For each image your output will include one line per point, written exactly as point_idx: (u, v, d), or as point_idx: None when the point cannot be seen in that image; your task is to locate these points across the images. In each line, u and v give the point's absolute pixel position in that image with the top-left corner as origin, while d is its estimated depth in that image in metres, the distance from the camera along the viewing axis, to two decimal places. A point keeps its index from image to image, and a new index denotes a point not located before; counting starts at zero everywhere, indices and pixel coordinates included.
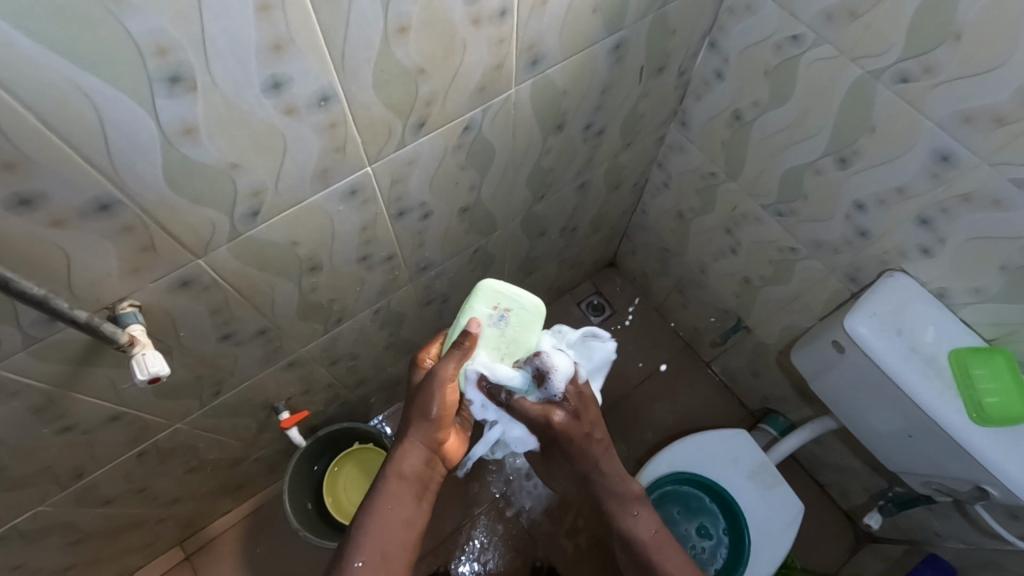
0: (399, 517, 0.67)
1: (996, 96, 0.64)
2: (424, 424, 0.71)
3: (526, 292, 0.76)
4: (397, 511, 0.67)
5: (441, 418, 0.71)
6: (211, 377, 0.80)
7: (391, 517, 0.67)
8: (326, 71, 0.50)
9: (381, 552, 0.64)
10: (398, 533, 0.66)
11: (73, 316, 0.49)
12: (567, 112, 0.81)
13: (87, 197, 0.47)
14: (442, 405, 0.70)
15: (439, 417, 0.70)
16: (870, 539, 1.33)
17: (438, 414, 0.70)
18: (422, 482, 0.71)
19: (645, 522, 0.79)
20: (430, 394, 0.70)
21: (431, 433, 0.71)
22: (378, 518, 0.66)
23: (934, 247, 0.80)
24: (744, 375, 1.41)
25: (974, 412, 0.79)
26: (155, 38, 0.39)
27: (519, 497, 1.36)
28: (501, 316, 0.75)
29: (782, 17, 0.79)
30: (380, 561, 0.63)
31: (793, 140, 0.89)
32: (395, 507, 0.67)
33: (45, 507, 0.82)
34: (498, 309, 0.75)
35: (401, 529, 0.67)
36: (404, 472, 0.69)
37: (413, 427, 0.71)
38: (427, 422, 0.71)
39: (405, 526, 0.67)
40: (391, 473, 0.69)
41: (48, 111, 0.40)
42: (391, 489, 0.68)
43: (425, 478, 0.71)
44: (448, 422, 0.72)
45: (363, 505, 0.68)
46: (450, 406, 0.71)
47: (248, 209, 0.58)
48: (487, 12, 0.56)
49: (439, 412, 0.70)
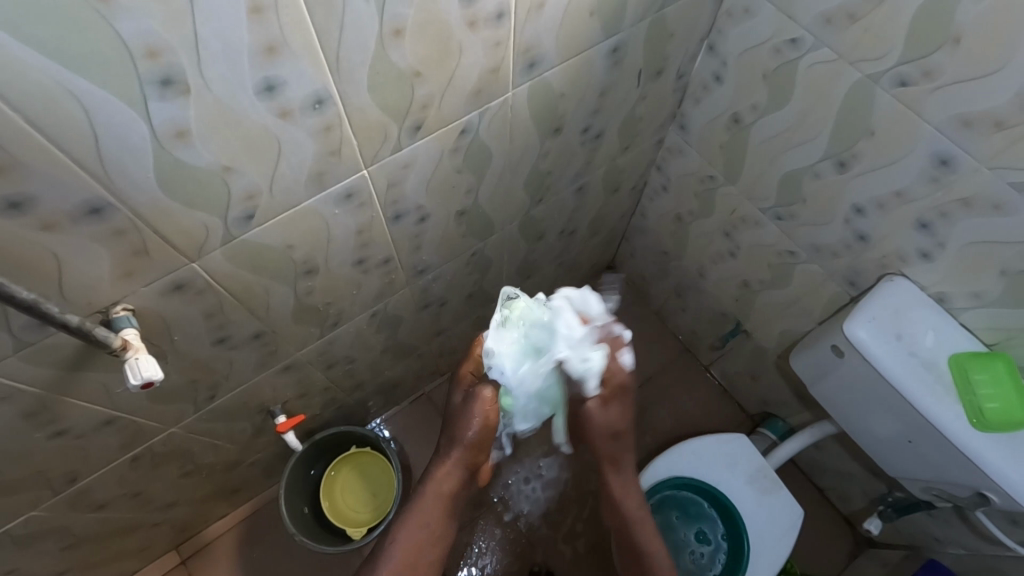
0: (429, 521, 0.78)
1: (995, 100, 0.63)
2: (461, 449, 0.76)
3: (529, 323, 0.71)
4: (428, 515, 0.78)
5: (474, 448, 0.75)
6: (206, 381, 0.80)
7: (416, 531, 0.78)
8: (321, 74, 0.49)
9: (404, 559, 0.77)
10: (428, 531, 0.79)
11: (65, 321, 0.49)
12: (565, 115, 0.81)
13: (78, 201, 0.46)
14: (477, 435, 0.74)
15: (473, 444, 0.75)
16: (870, 544, 1.33)
17: (471, 445, 0.75)
18: (455, 494, 0.79)
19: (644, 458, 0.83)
20: (466, 428, 0.74)
21: (467, 458, 0.76)
22: (407, 531, 0.78)
23: (933, 251, 0.80)
24: (743, 379, 1.40)
25: (974, 418, 0.79)
26: (146, 40, 0.39)
27: (517, 501, 1.35)
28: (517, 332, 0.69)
29: (780, 21, 0.79)
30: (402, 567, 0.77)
31: (791, 143, 0.89)
32: (425, 513, 0.78)
33: (38, 511, 0.81)
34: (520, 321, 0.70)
35: (421, 540, 0.78)
36: (435, 489, 0.78)
37: (449, 453, 0.77)
38: (464, 449, 0.76)
39: (428, 537, 0.79)
40: (427, 485, 0.78)
41: (37, 113, 0.40)
42: (425, 500, 0.78)
43: (456, 494, 0.79)
44: (483, 450, 0.76)
45: (404, 503, 0.80)
46: (485, 436, 0.75)
47: (242, 213, 0.57)
48: (483, 15, 0.56)
49: (471, 445, 0.75)
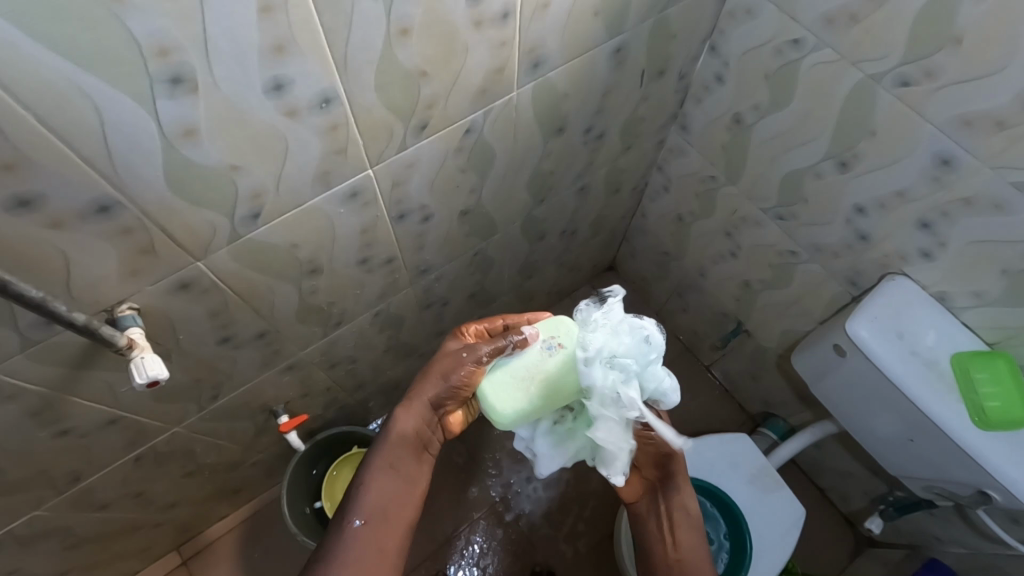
0: (396, 478, 0.73)
1: (996, 101, 0.64)
2: (437, 387, 0.74)
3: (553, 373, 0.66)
4: (394, 469, 0.73)
5: (461, 388, 0.73)
6: (209, 380, 0.80)
7: (389, 476, 0.72)
8: (328, 73, 0.50)
9: (379, 513, 0.70)
10: (392, 494, 0.72)
11: (72, 319, 0.49)
12: (568, 115, 0.81)
13: (88, 198, 0.46)
14: (464, 379, 0.71)
15: (458, 387, 0.72)
16: (870, 544, 1.33)
17: (459, 385, 0.72)
18: (421, 441, 0.76)
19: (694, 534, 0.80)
20: (455, 368, 0.72)
21: (440, 398, 0.75)
22: (377, 478, 0.72)
23: (934, 250, 0.80)
24: (744, 379, 1.41)
25: (975, 415, 0.79)
26: (157, 39, 0.39)
27: (518, 501, 1.36)
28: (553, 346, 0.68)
29: (783, 21, 0.79)
30: (379, 521, 0.69)
31: (793, 144, 0.89)
32: (394, 466, 0.73)
33: (41, 511, 0.81)
34: (556, 341, 0.68)
35: (397, 489, 0.72)
36: (404, 433, 0.75)
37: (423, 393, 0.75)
38: (441, 387, 0.74)
39: (403, 487, 0.73)
40: (391, 433, 0.74)
41: (49, 112, 0.40)
42: (389, 449, 0.74)
43: (424, 438, 0.77)
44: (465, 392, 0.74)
45: (365, 462, 0.74)
46: (475, 381, 0.72)
47: (249, 211, 0.57)
48: (489, 15, 0.56)
49: (458, 386, 0.72)
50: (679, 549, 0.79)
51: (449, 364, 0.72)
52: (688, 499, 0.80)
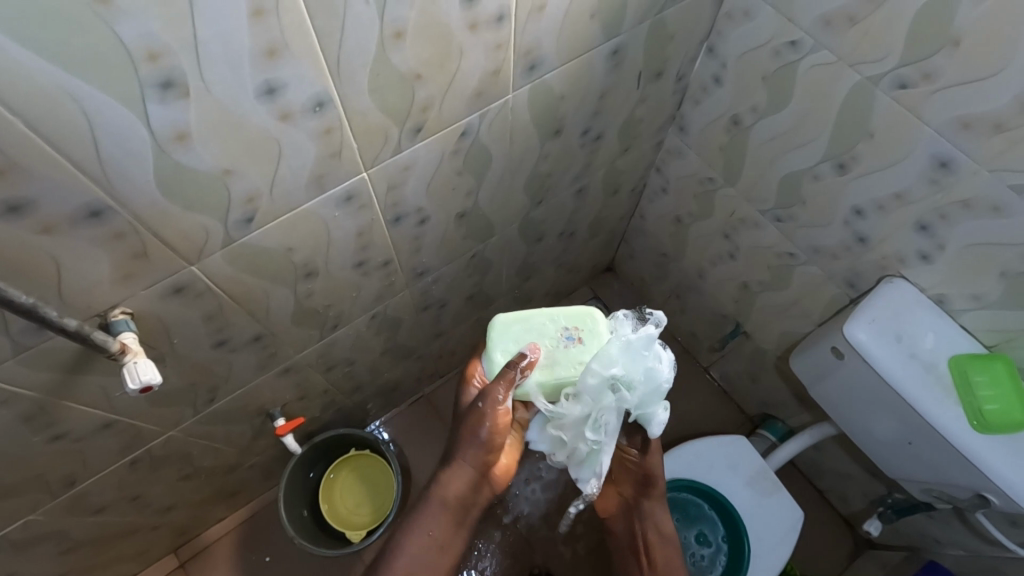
0: (433, 543, 0.74)
1: (995, 103, 0.63)
2: (472, 448, 0.72)
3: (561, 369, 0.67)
4: (432, 533, 0.74)
5: (490, 442, 0.72)
6: (205, 384, 0.80)
7: (426, 541, 0.73)
8: (321, 77, 0.49)
9: None
10: (428, 560, 0.73)
11: (63, 325, 0.49)
12: (565, 117, 0.81)
13: (79, 203, 0.46)
14: (493, 428, 0.70)
15: (488, 440, 0.71)
16: (869, 545, 1.33)
17: (488, 439, 0.71)
18: (463, 506, 0.75)
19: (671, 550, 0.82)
20: (480, 421, 0.70)
21: (478, 458, 0.73)
22: (413, 544, 0.73)
23: (933, 252, 0.80)
24: (743, 380, 1.40)
25: (974, 419, 0.79)
26: (147, 42, 0.39)
27: (517, 503, 1.34)
28: (575, 336, 0.68)
29: (780, 23, 0.79)
30: None
31: (791, 146, 0.89)
32: (430, 532, 0.74)
33: (36, 515, 0.81)
34: (575, 331, 0.68)
35: (434, 553, 0.73)
36: (443, 496, 0.73)
37: (460, 452, 0.73)
38: (476, 448, 0.72)
39: (439, 550, 0.74)
40: (430, 497, 0.74)
41: (38, 116, 0.39)
42: (428, 514, 0.74)
43: (467, 501, 0.75)
44: (496, 444, 0.72)
45: (404, 526, 0.74)
46: (500, 431, 0.71)
47: (243, 215, 0.57)
48: (484, 17, 0.56)
49: (487, 441, 0.71)
50: (654, 569, 0.81)
51: (476, 419, 0.70)
52: (661, 521, 0.82)
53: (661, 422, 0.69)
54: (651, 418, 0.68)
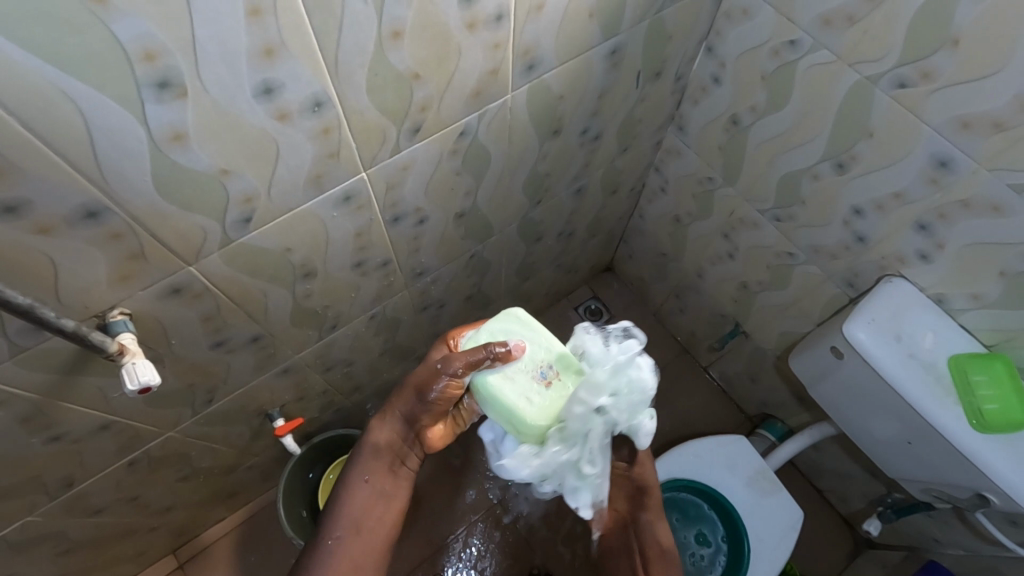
0: (370, 493, 0.74)
1: (994, 102, 0.63)
2: (412, 401, 0.74)
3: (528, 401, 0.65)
4: (372, 484, 0.74)
5: (434, 403, 0.72)
6: (203, 385, 0.79)
7: (363, 491, 0.73)
8: (319, 77, 0.49)
9: (353, 532, 0.70)
10: (368, 511, 0.73)
11: (61, 326, 0.49)
12: (564, 116, 0.81)
13: (75, 204, 0.46)
14: (441, 392, 0.70)
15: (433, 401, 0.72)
16: (869, 545, 1.33)
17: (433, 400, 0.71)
18: (397, 457, 0.76)
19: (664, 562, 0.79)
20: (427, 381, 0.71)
21: (416, 412, 0.75)
22: (350, 494, 0.73)
23: (932, 252, 0.80)
24: (742, 380, 1.40)
25: (973, 418, 0.79)
26: (144, 42, 0.39)
27: (516, 503, 1.35)
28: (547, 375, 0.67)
29: (780, 22, 0.79)
30: (351, 539, 0.70)
31: (790, 145, 0.88)
32: (368, 482, 0.74)
33: (34, 517, 0.80)
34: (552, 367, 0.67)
35: (373, 504, 0.73)
36: (378, 445, 0.75)
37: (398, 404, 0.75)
38: (415, 401, 0.74)
39: (378, 500, 0.74)
40: (365, 446, 0.75)
41: (34, 116, 0.39)
42: (365, 463, 0.75)
43: (401, 452, 0.77)
44: (440, 405, 0.73)
45: (341, 477, 0.75)
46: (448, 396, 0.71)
47: (240, 215, 0.57)
48: (482, 16, 0.56)
49: (431, 400, 0.72)
50: None
51: (420, 376, 0.71)
52: (661, 532, 0.81)
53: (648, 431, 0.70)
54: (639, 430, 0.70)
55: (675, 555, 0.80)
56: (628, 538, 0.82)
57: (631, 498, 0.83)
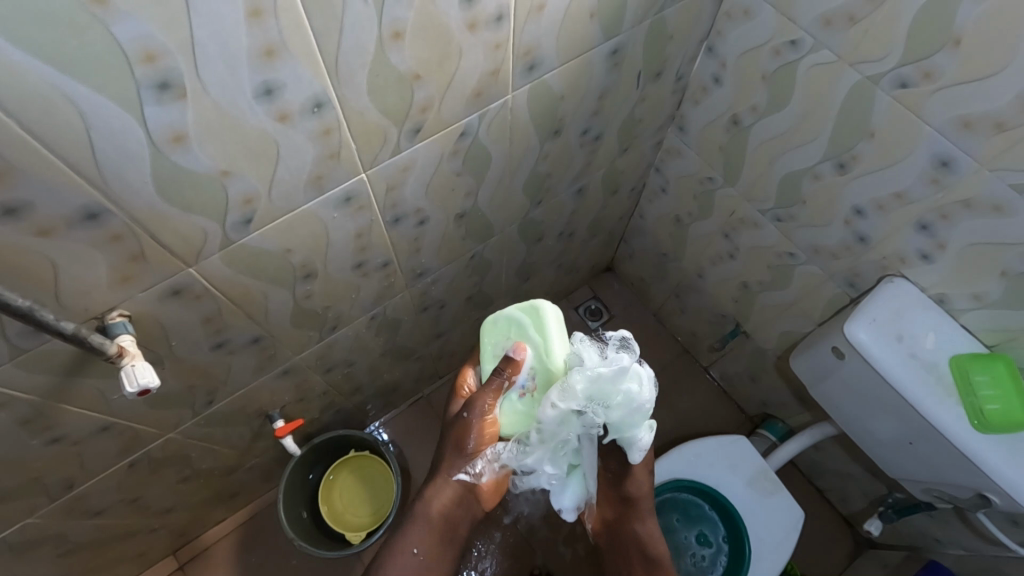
0: (416, 560, 0.73)
1: (996, 102, 0.63)
2: (456, 460, 0.72)
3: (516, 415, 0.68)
4: (418, 548, 0.74)
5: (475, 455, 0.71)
6: (204, 386, 0.79)
7: (408, 558, 0.73)
8: (319, 77, 0.49)
9: None
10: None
11: (61, 328, 0.48)
12: (565, 117, 0.81)
13: (75, 205, 0.46)
14: (479, 440, 0.70)
15: (473, 454, 0.71)
16: (870, 545, 1.33)
17: (473, 452, 0.71)
18: (449, 520, 0.74)
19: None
20: (468, 433, 0.70)
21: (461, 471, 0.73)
22: (396, 561, 0.73)
23: (934, 252, 0.80)
24: (743, 380, 1.40)
25: (974, 418, 0.79)
26: (144, 43, 0.39)
27: (518, 504, 1.31)
28: (526, 387, 0.67)
29: (780, 22, 0.79)
30: None
31: (791, 145, 0.88)
32: (414, 548, 0.73)
33: (34, 518, 0.80)
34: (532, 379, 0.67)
35: (417, 570, 0.73)
36: (426, 508, 0.73)
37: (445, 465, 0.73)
38: (459, 461, 0.72)
39: (423, 567, 0.73)
40: (415, 512, 0.74)
41: (34, 117, 0.39)
42: (413, 529, 0.74)
43: (454, 515, 0.74)
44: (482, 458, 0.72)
45: (388, 542, 0.74)
46: (486, 446, 0.71)
47: (240, 216, 0.57)
48: (483, 17, 0.56)
49: (472, 452, 0.71)
50: None
51: (459, 433, 0.71)
52: (655, 543, 0.82)
53: (642, 445, 0.68)
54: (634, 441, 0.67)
55: (668, 564, 0.83)
56: (613, 542, 0.85)
57: (621, 507, 0.82)
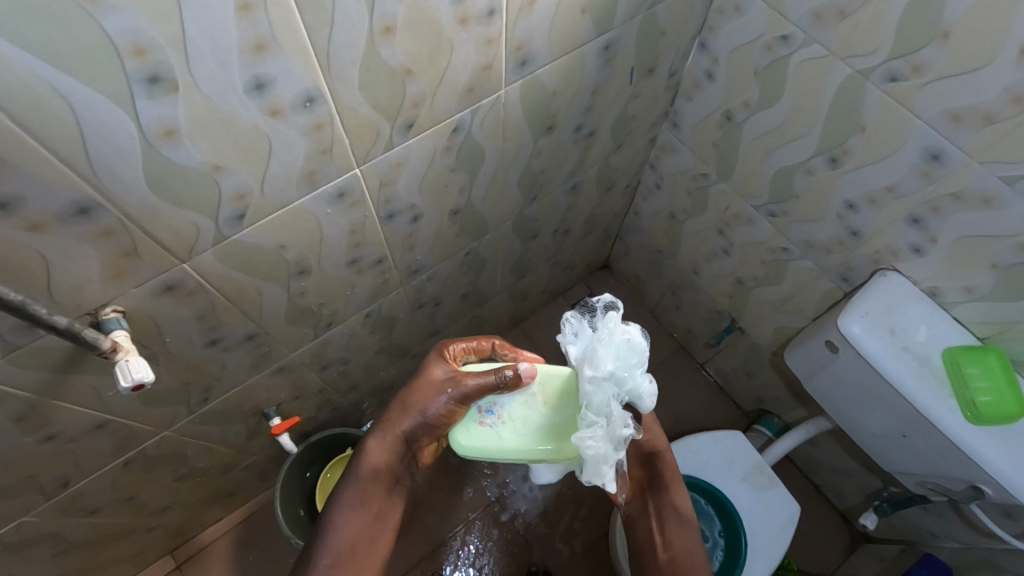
0: (366, 511, 0.75)
1: (984, 95, 0.64)
2: (412, 423, 0.74)
3: (479, 441, 0.67)
4: (366, 505, 0.75)
5: (435, 425, 0.73)
6: (198, 384, 0.79)
7: (360, 510, 0.75)
8: (311, 72, 0.49)
9: (349, 551, 0.72)
10: (365, 529, 0.74)
11: (53, 322, 0.48)
12: (558, 113, 0.81)
13: (68, 200, 0.46)
14: (441, 414, 0.71)
15: (434, 423, 0.72)
16: (866, 539, 1.33)
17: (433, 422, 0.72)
18: (393, 472, 0.77)
19: (682, 525, 0.80)
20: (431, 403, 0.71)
21: (412, 433, 0.75)
22: (346, 512, 0.74)
23: (925, 246, 0.80)
24: (739, 376, 1.41)
25: (966, 411, 0.79)
26: (133, 37, 0.39)
27: (513, 500, 1.35)
28: (495, 417, 0.68)
29: (771, 17, 0.79)
30: (348, 558, 0.72)
31: (783, 141, 0.89)
32: (363, 501, 0.75)
33: (30, 517, 0.80)
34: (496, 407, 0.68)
35: (369, 521, 0.75)
36: (374, 466, 0.76)
37: (394, 427, 0.75)
38: (416, 423, 0.74)
39: (375, 518, 0.76)
40: (360, 467, 0.76)
41: (23, 111, 0.39)
42: (361, 483, 0.75)
43: (396, 469, 0.78)
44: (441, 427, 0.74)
45: (333, 498, 0.75)
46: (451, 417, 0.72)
47: (233, 212, 0.57)
48: (474, 12, 0.56)
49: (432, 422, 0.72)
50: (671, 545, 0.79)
51: (424, 400, 0.72)
52: (678, 495, 0.82)
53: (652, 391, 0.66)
54: (641, 392, 0.66)
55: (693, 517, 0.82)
56: (646, 500, 0.83)
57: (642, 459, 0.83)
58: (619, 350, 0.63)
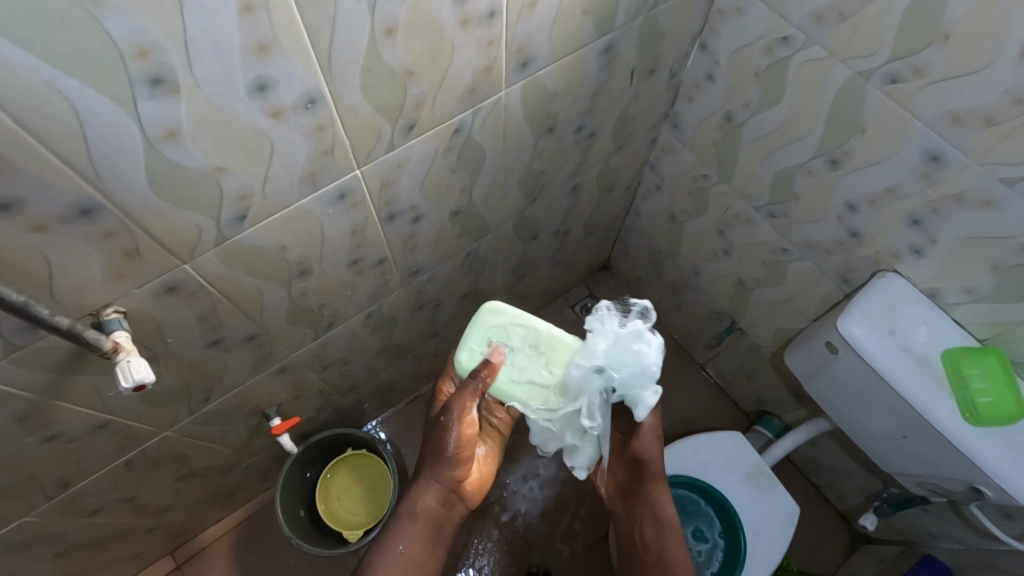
0: (408, 557, 0.77)
1: (984, 97, 0.64)
2: (442, 466, 0.77)
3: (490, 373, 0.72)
4: (407, 549, 0.78)
5: (455, 458, 0.76)
6: (200, 384, 0.79)
7: (402, 553, 0.77)
8: (312, 73, 0.49)
9: None
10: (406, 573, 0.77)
11: (55, 323, 0.48)
12: (559, 113, 0.81)
13: (70, 201, 0.46)
14: (458, 443, 0.75)
15: (455, 457, 0.76)
16: (865, 540, 1.33)
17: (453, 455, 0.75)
18: (436, 519, 0.79)
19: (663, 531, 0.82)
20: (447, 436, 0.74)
21: (445, 475, 0.77)
22: (389, 556, 0.77)
23: (925, 247, 0.80)
24: (739, 377, 1.41)
25: (966, 411, 0.79)
26: (136, 39, 0.39)
27: (514, 501, 1.35)
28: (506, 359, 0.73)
29: (772, 18, 0.79)
30: None
31: (783, 142, 0.89)
32: (405, 547, 0.78)
33: (31, 517, 0.80)
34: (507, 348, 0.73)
35: (409, 565, 0.77)
36: (416, 512, 0.78)
37: (428, 472, 0.78)
38: (443, 465, 0.77)
39: (415, 563, 0.78)
40: (403, 513, 0.78)
41: (26, 113, 0.39)
42: (403, 528, 0.78)
43: (439, 515, 0.79)
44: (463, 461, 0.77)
45: (376, 542, 0.79)
46: (467, 445, 0.75)
47: (235, 213, 0.57)
48: (475, 14, 0.56)
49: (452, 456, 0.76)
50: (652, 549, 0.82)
51: (441, 436, 0.75)
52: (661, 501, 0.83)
53: (649, 405, 0.71)
54: (637, 401, 0.71)
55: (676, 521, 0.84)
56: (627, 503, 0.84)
57: (631, 466, 0.82)
58: (624, 359, 0.67)
